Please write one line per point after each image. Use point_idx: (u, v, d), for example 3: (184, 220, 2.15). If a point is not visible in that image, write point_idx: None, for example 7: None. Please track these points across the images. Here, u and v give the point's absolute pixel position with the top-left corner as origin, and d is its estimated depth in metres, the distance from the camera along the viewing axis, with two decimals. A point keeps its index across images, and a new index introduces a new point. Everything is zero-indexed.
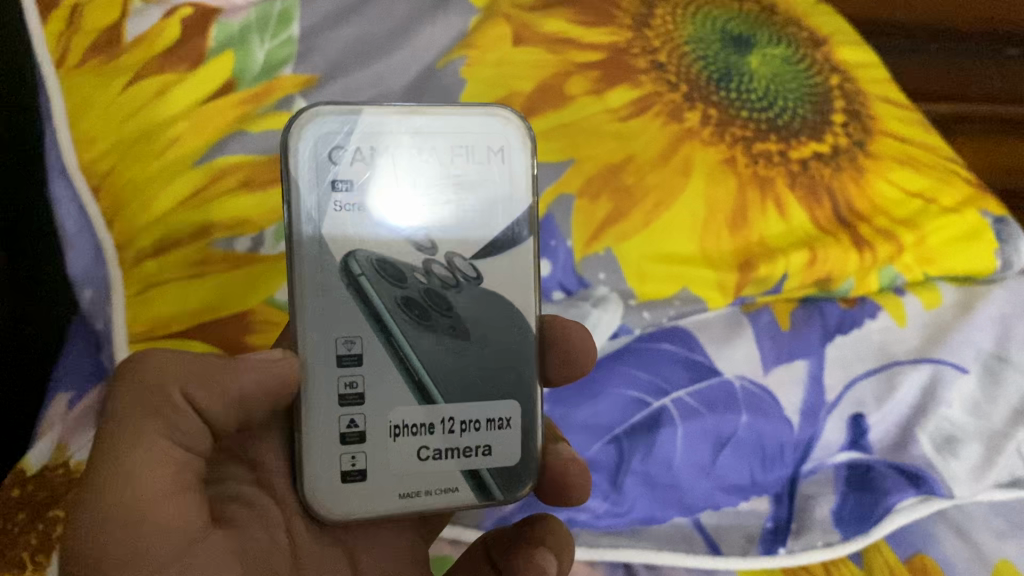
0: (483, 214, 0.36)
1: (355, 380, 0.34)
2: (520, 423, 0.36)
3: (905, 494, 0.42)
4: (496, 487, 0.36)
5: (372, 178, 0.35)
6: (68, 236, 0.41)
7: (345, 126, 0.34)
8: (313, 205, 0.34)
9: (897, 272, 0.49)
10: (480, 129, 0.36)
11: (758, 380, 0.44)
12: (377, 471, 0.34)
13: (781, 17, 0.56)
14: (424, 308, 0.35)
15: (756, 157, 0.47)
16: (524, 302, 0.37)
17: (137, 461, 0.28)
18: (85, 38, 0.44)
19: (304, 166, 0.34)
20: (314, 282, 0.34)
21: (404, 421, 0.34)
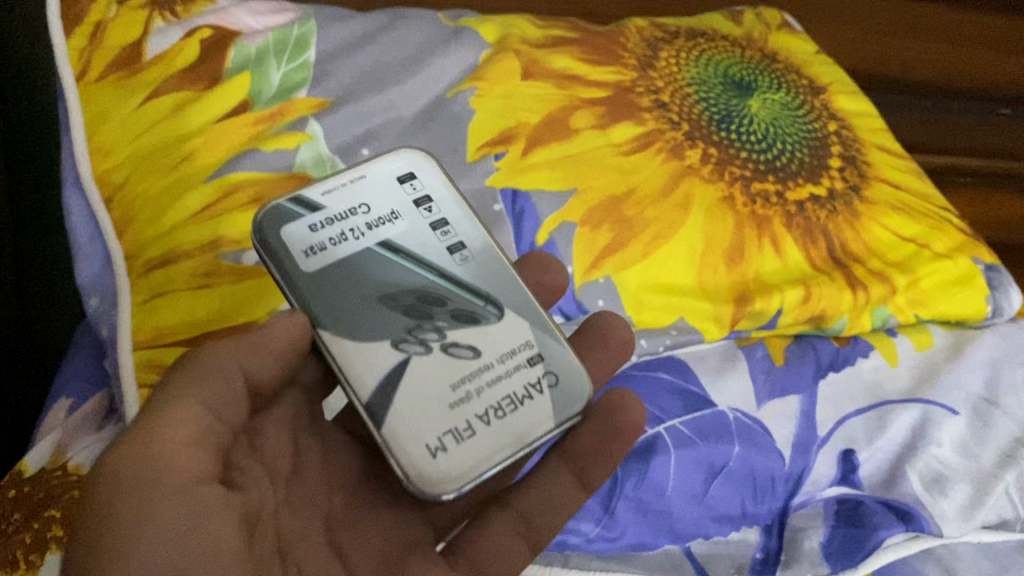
0: (484, 275, 0.39)
1: (463, 254, 0.39)
2: (508, 315, 0.37)
3: (894, 531, 0.43)
4: (479, 302, 0.38)
5: (427, 424, 0.34)
6: (80, 243, 0.44)
7: (429, 428, 0.34)
8: (435, 435, 0.34)
9: (890, 314, 0.50)
10: (515, 383, 0.36)
11: (751, 413, 0.44)
12: (460, 226, 0.40)
13: (781, 65, 0.58)
14: (460, 255, 0.39)
15: (755, 196, 0.48)
16: (522, 312, 0.38)
17: (172, 418, 0.30)
18: (108, 52, 0.47)
19: (406, 439, 0.33)
20: (403, 300, 0.37)
21: (467, 283, 0.38)
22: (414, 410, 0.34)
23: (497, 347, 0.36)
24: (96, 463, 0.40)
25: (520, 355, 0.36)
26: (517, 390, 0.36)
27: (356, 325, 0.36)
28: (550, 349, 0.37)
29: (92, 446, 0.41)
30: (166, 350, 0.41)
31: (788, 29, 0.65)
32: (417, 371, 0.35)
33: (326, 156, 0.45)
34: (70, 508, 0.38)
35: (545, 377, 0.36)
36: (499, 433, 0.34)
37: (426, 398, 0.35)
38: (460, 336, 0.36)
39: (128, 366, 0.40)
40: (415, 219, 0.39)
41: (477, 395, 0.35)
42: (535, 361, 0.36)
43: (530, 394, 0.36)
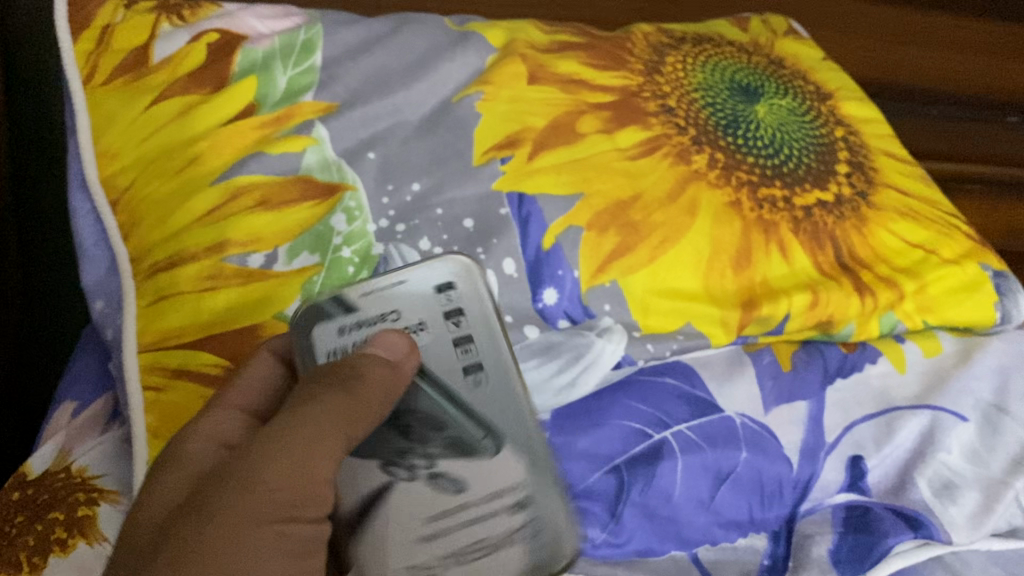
0: (500, 396, 0.37)
1: (478, 377, 0.38)
2: (512, 451, 0.37)
3: (903, 538, 0.42)
4: (481, 435, 0.37)
5: (408, 546, 0.35)
6: (86, 247, 0.44)
7: (407, 550, 0.35)
8: (404, 562, 0.35)
9: (898, 320, 0.49)
10: (489, 524, 0.36)
11: (758, 419, 0.44)
12: (488, 356, 0.38)
13: (788, 71, 0.58)
14: (472, 375, 0.38)
15: (761, 202, 0.48)
16: (523, 446, 0.37)
17: (299, 441, 0.30)
18: (115, 56, 0.47)
19: (382, 551, 0.35)
20: (408, 420, 0.37)
21: (483, 416, 0.37)
22: (392, 530, 0.36)
23: (488, 483, 0.36)
24: (100, 464, 0.40)
25: (508, 501, 0.36)
26: (495, 537, 0.35)
27: (384, 461, 0.36)
28: (539, 501, 0.36)
29: (96, 449, 0.40)
30: (170, 352, 0.40)
31: (795, 35, 0.64)
32: (402, 508, 0.36)
33: (332, 160, 0.45)
34: (74, 510, 0.37)
35: (525, 515, 0.35)
36: (465, 569, 0.35)
37: (403, 525, 0.36)
38: (459, 478, 0.37)
39: (134, 370, 0.40)
40: (440, 332, 0.39)
41: (455, 527, 0.36)
42: (519, 513, 0.36)
43: (511, 519, 0.36)
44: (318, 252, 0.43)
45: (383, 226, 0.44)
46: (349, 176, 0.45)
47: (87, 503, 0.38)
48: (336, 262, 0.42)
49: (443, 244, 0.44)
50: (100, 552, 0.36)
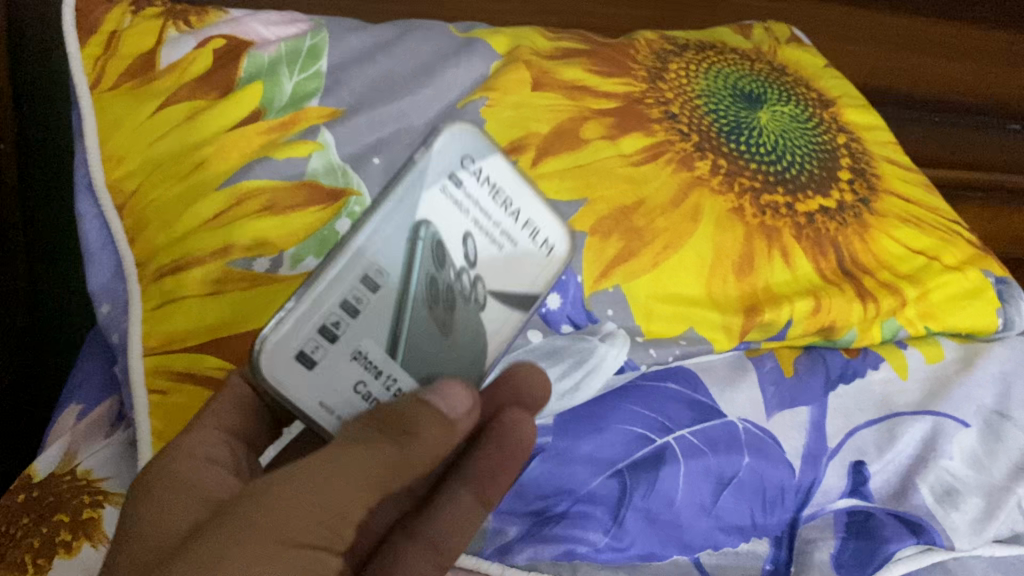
0: (388, 236, 0.31)
1: (339, 314, 0.31)
2: (413, 234, 0.31)
3: (906, 544, 0.42)
4: (419, 286, 0.31)
5: (507, 335, 0.34)
6: (92, 250, 0.44)
7: (498, 343, 0.34)
8: (511, 312, 0.34)
9: (900, 326, 0.49)
10: (522, 246, 0.34)
11: (760, 424, 0.44)
12: (332, 285, 0.30)
13: (791, 78, 0.58)
14: (349, 298, 0.31)
15: (764, 208, 0.48)
16: (449, 223, 0.32)
17: (354, 466, 0.27)
18: (122, 61, 0.47)
19: (498, 352, 0.34)
20: (406, 339, 0.32)
21: (370, 275, 0.31)
22: (492, 352, 0.34)
23: (499, 266, 0.33)
24: (105, 467, 0.40)
25: (462, 197, 0.32)
26: (531, 207, 0.34)
27: (476, 372, 0.34)
28: (516, 183, 0.33)
29: (102, 451, 0.41)
30: (174, 356, 0.41)
31: (798, 43, 0.65)
32: (496, 319, 0.34)
33: (337, 165, 0.45)
34: (79, 512, 0.37)
35: (512, 212, 0.33)
36: (523, 270, 0.34)
37: (493, 352, 0.34)
38: (448, 303, 0.32)
39: (139, 372, 0.40)
40: (331, 348, 0.31)
41: (518, 261, 0.34)
42: (504, 198, 0.33)
43: (515, 235, 0.33)
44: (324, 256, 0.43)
45: None
46: (354, 183, 0.45)
47: (92, 505, 0.38)
48: None
49: None
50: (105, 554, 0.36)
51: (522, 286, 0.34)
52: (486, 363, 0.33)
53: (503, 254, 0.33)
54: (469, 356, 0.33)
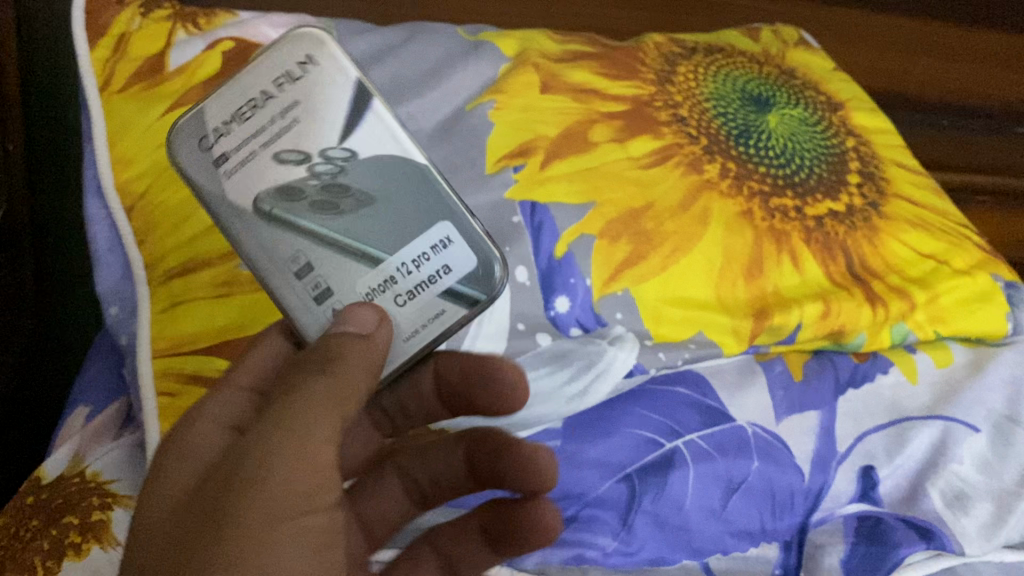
0: (259, 177, 0.33)
1: (309, 277, 0.33)
2: (232, 174, 0.33)
3: (916, 548, 0.42)
4: (295, 206, 0.33)
5: (376, 133, 0.34)
6: (100, 253, 0.44)
7: (388, 134, 0.34)
8: (386, 146, 0.34)
9: (909, 331, 0.49)
10: (310, 68, 0.34)
11: (769, 428, 0.44)
12: (258, 259, 0.33)
13: (799, 81, 0.58)
14: (271, 260, 0.33)
15: (773, 211, 0.48)
16: (258, 133, 0.33)
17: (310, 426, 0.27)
18: (131, 64, 0.47)
19: (403, 147, 0.34)
20: (337, 203, 0.34)
21: (263, 244, 0.33)
22: (377, 146, 0.34)
23: (323, 112, 0.34)
24: (113, 470, 0.40)
25: (235, 164, 0.33)
26: (252, 84, 0.34)
27: (401, 183, 0.34)
28: (241, 84, 0.34)
29: (110, 454, 0.40)
30: (181, 359, 0.41)
31: (806, 46, 0.65)
32: (366, 140, 0.34)
33: None
34: (88, 514, 0.37)
35: (279, 73, 0.34)
36: (328, 90, 0.34)
37: (376, 142, 0.34)
38: (348, 191, 0.34)
39: (148, 376, 0.40)
40: (298, 294, 0.33)
41: (314, 102, 0.34)
42: (260, 91, 0.34)
43: (276, 96, 0.34)
44: None
45: None
46: None
47: (101, 507, 0.38)
48: None
49: None
50: (114, 557, 0.36)
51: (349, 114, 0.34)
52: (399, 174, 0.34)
53: (306, 113, 0.34)
54: (399, 172, 0.34)
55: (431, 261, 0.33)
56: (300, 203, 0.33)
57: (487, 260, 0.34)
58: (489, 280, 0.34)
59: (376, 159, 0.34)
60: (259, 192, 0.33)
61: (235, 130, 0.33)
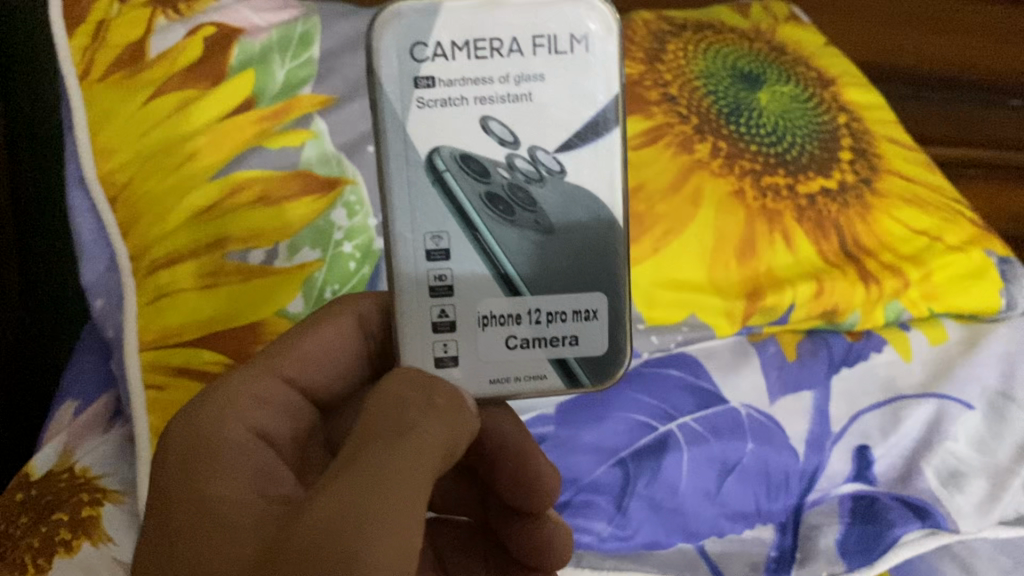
0: (446, 127, 0.31)
1: (443, 274, 0.32)
2: (419, 123, 0.31)
3: (910, 527, 0.42)
4: (465, 191, 0.32)
5: (576, 165, 0.32)
6: (84, 245, 0.43)
7: (593, 173, 0.32)
8: (581, 176, 0.32)
9: (903, 308, 0.49)
10: (554, 17, 0.30)
11: (764, 410, 0.44)
12: (401, 227, 0.32)
13: (790, 57, 0.57)
14: (432, 226, 0.32)
15: (765, 190, 0.48)
16: (475, 81, 0.31)
17: (389, 461, 0.26)
18: (110, 51, 0.46)
19: (598, 190, 0.32)
20: (504, 224, 0.32)
21: (422, 212, 0.32)
22: (579, 185, 0.32)
23: (545, 95, 0.31)
24: (103, 464, 0.39)
25: (432, 98, 0.31)
26: (517, 25, 0.30)
27: (582, 235, 0.32)
28: (499, 17, 0.30)
29: (100, 448, 0.40)
30: (170, 351, 0.40)
31: (797, 21, 0.64)
32: (583, 170, 0.32)
33: (331, 154, 0.45)
34: (77, 511, 0.37)
35: (541, 39, 0.30)
36: (572, 78, 0.31)
37: (592, 181, 0.32)
38: (532, 199, 0.32)
39: (135, 368, 0.40)
40: (422, 278, 0.32)
41: (556, 82, 0.31)
42: (488, 40, 0.30)
43: (524, 54, 0.30)
44: (320, 246, 0.43)
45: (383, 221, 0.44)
46: (348, 171, 0.45)
47: (91, 504, 0.37)
48: (337, 258, 0.43)
49: None
50: (105, 553, 0.36)
51: (584, 123, 0.32)
52: (589, 217, 0.32)
53: (540, 95, 0.31)
54: (586, 210, 0.32)
55: (565, 325, 0.33)
56: (473, 191, 0.32)
57: (617, 353, 0.33)
58: (611, 365, 0.33)
59: (571, 200, 0.32)
60: (441, 156, 0.31)
61: (444, 71, 0.30)
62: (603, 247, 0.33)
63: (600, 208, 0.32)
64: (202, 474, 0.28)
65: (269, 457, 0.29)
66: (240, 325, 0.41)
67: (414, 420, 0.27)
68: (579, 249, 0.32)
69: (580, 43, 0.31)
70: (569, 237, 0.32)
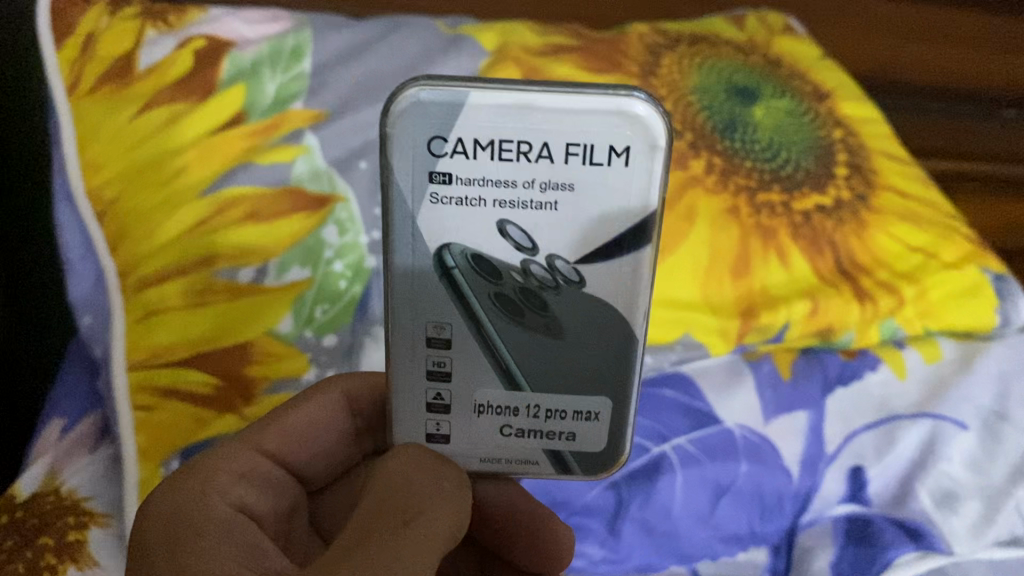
0: (464, 225, 0.27)
1: (443, 361, 0.30)
2: (433, 216, 0.27)
3: (905, 549, 0.40)
4: (476, 296, 0.29)
5: (598, 280, 0.28)
6: (71, 261, 0.41)
7: (615, 289, 0.28)
8: (604, 291, 0.28)
9: (898, 327, 0.48)
10: (597, 121, 0.25)
11: (758, 429, 0.43)
12: (398, 316, 0.29)
13: (785, 71, 0.57)
14: (439, 318, 0.29)
15: (760, 207, 0.48)
16: (493, 173, 0.26)
17: (397, 552, 0.25)
18: (99, 65, 0.46)
19: (623, 304, 0.29)
20: (512, 333, 0.29)
21: (426, 300, 0.29)
22: (600, 296, 0.29)
23: (576, 204, 0.27)
24: (90, 486, 0.39)
25: (449, 195, 0.27)
26: (554, 133, 0.25)
27: (595, 349, 0.30)
28: (529, 121, 0.25)
29: (87, 470, 0.40)
30: (159, 371, 0.39)
31: (793, 33, 0.64)
32: (607, 282, 0.28)
33: (323, 170, 0.45)
34: (64, 535, 0.37)
35: (577, 146, 0.26)
36: (606, 195, 0.26)
37: (614, 292, 0.28)
38: (550, 311, 0.29)
39: (122, 390, 0.38)
40: (417, 359, 0.30)
41: (588, 193, 0.26)
42: (519, 142, 0.26)
43: (554, 163, 0.26)
44: (309, 266, 0.42)
45: (376, 237, 0.44)
46: (339, 187, 0.44)
47: (77, 527, 0.37)
48: (328, 277, 0.42)
49: None
50: None
51: (616, 234, 0.27)
52: (607, 332, 0.29)
53: (567, 207, 0.27)
54: (603, 324, 0.29)
55: (564, 422, 0.31)
56: (486, 297, 0.29)
57: (613, 453, 0.31)
58: (598, 469, 0.31)
59: (587, 318, 0.29)
60: (452, 254, 0.28)
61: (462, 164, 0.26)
62: (618, 360, 0.30)
63: (620, 327, 0.29)
64: (188, 556, 0.27)
65: (253, 533, 0.29)
66: (224, 345, 0.40)
67: (419, 512, 0.27)
68: (592, 358, 0.30)
69: (626, 151, 0.26)
70: (585, 346, 0.30)
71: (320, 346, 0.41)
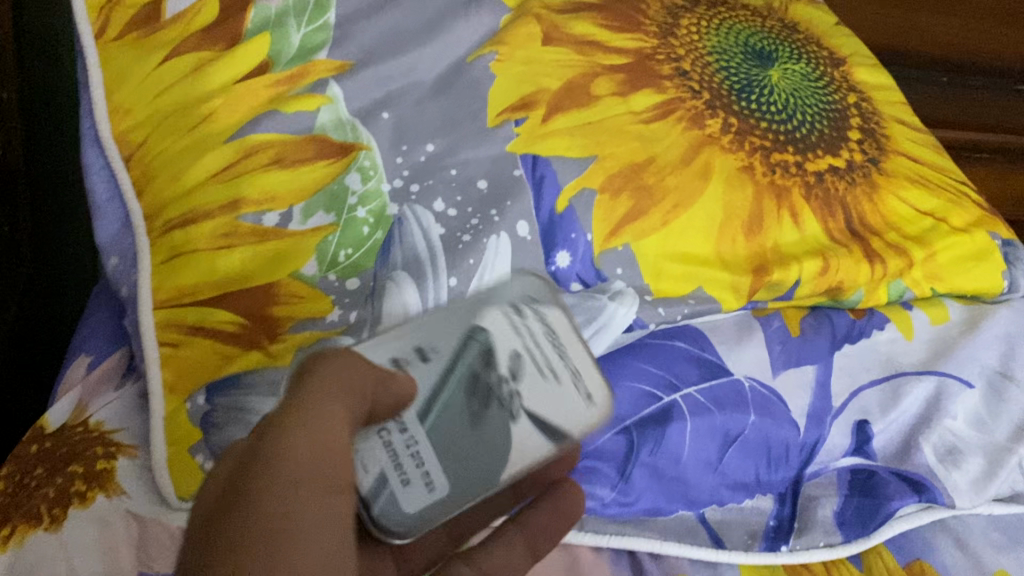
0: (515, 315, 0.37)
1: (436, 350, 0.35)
2: (511, 312, 0.37)
3: (907, 501, 0.43)
4: (495, 362, 0.36)
5: (502, 447, 0.35)
6: (100, 203, 0.44)
7: (495, 465, 0.35)
8: (536, 433, 0.35)
9: (907, 288, 0.50)
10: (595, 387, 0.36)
11: (767, 382, 0.45)
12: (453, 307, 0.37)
13: (802, 36, 0.57)
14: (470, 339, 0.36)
15: (774, 167, 0.48)
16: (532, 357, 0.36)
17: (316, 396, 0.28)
18: (127, 10, 0.46)
19: (524, 458, 0.35)
20: (477, 387, 0.35)
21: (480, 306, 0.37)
22: (542, 422, 0.35)
23: (554, 411, 0.35)
24: (117, 419, 0.40)
25: (524, 320, 0.37)
26: (581, 364, 0.37)
27: (495, 452, 0.35)
28: (571, 353, 0.37)
29: (113, 404, 0.41)
30: (182, 309, 0.40)
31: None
32: (531, 433, 0.35)
33: (346, 120, 0.45)
34: (93, 464, 0.38)
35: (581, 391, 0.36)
36: (558, 428, 0.35)
37: (491, 464, 0.34)
38: (510, 400, 0.35)
39: (149, 325, 0.40)
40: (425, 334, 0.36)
41: (561, 408, 0.36)
42: (563, 351, 0.37)
43: (562, 378, 0.36)
44: (333, 211, 0.43)
45: (397, 186, 0.44)
46: (363, 137, 0.45)
47: (105, 457, 0.38)
48: (351, 223, 0.43)
49: (457, 205, 0.44)
50: (120, 506, 0.37)
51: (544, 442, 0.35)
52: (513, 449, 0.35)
53: (543, 419, 0.35)
54: (507, 450, 0.35)
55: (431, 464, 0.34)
56: (506, 354, 0.36)
57: (406, 527, 0.33)
58: (393, 531, 0.33)
59: (523, 427, 0.35)
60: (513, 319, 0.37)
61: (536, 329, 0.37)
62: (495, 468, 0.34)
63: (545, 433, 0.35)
64: None
65: None
66: (253, 286, 0.41)
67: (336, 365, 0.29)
68: (492, 450, 0.34)
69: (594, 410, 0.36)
70: (496, 444, 0.35)
71: (344, 289, 0.42)
